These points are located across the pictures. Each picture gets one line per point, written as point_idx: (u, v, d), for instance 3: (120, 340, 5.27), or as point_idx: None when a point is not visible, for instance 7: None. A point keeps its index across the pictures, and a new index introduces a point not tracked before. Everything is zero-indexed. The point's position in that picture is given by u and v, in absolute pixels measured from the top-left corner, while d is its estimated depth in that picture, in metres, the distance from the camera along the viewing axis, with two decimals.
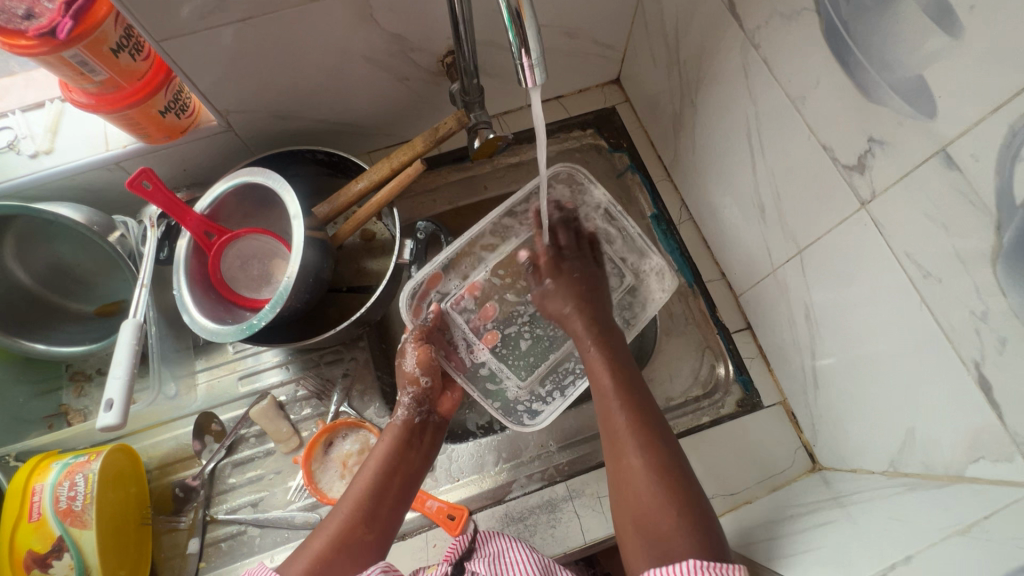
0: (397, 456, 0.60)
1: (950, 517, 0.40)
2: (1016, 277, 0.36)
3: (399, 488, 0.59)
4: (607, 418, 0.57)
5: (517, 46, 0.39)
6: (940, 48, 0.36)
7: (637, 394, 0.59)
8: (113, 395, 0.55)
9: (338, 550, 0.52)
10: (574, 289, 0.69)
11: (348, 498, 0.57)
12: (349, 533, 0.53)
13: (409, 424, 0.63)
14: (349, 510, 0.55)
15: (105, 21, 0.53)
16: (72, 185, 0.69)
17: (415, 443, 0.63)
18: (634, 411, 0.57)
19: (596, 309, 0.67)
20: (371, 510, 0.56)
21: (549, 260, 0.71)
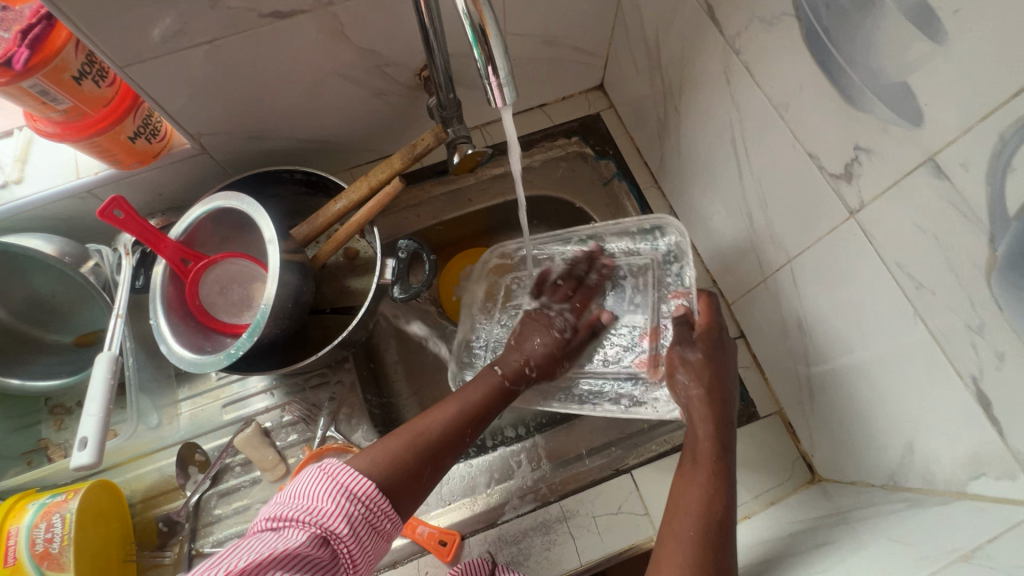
0: (483, 401, 0.60)
1: (954, 538, 0.38)
2: (1012, 289, 0.34)
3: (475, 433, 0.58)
4: (672, 529, 0.50)
5: (483, 64, 0.39)
6: (923, 54, 0.35)
7: (717, 513, 0.50)
8: (86, 432, 0.53)
9: (412, 455, 0.52)
10: (710, 384, 0.59)
11: (433, 416, 0.56)
12: (425, 447, 0.53)
13: (505, 378, 0.63)
14: (441, 423, 0.56)
15: (65, 48, 0.52)
16: (44, 214, 0.67)
17: (503, 397, 0.62)
18: (700, 533, 0.48)
19: (725, 406, 0.58)
20: (449, 444, 0.55)
21: (705, 343, 0.62)
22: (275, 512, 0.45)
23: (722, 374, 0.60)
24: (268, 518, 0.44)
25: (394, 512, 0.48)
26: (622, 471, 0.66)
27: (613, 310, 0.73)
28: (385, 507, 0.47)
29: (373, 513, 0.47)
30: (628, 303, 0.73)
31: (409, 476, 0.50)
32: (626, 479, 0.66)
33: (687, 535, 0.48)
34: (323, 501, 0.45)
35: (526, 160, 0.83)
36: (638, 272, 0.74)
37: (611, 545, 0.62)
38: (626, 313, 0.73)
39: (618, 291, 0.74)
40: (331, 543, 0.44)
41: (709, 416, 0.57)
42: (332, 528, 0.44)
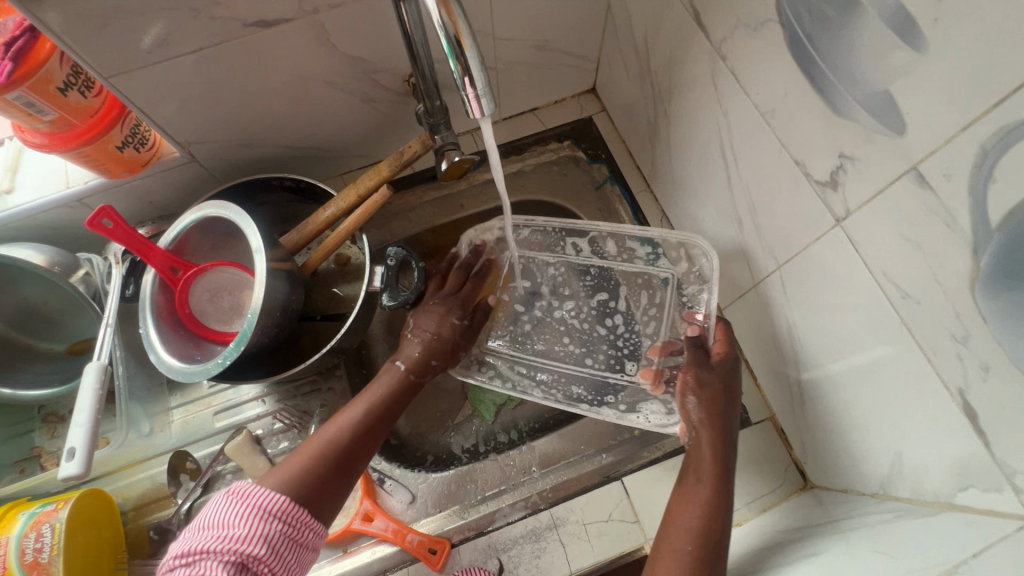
0: (390, 395, 0.60)
1: (940, 552, 0.38)
2: (996, 301, 0.34)
3: (386, 426, 0.59)
4: (666, 542, 0.52)
5: (460, 74, 0.38)
6: (905, 62, 0.34)
7: (714, 535, 0.51)
8: (74, 443, 0.53)
9: (321, 463, 0.53)
10: (719, 414, 0.58)
11: (341, 420, 0.57)
12: (331, 453, 0.54)
13: (409, 372, 0.62)
14: (352, 424, 0.57)
15: (48, 60, 0.52)
16: (35, 223, 0.67)
17: (410, 389, 0.62)
18: (696, 548, 0.50)
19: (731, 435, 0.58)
20: (357, 446, 0.56)
21: (722, 372, 0.60)
22: (183, 548, 0.44)
23: (731, 402, 0.59)
24: (177, 556, 0.44)
25: (315, 521, 0.50)
26: (614, 478, 0.66)
27: (626, 317, 0.73)
28: (305, 519, 0.49)
29: (292, 527, 0.48)
30: (641, 315, 0.72)
31: (322, 484, 0.52)
32: (617, 486, 0.65)
33: (683, 552, 0.50)
34: (236, 526, 0.46)
35: (519, 163, 0.82)
36: (654, 287, 0.73)
37: (601, 552, 0.62)
38: (638, 324, 0.72)
39: (631, 302, 0.73)
40: (250, 567, 0.44)
41: (716, 442, 0.57)
42: (247, 552, 0.44)
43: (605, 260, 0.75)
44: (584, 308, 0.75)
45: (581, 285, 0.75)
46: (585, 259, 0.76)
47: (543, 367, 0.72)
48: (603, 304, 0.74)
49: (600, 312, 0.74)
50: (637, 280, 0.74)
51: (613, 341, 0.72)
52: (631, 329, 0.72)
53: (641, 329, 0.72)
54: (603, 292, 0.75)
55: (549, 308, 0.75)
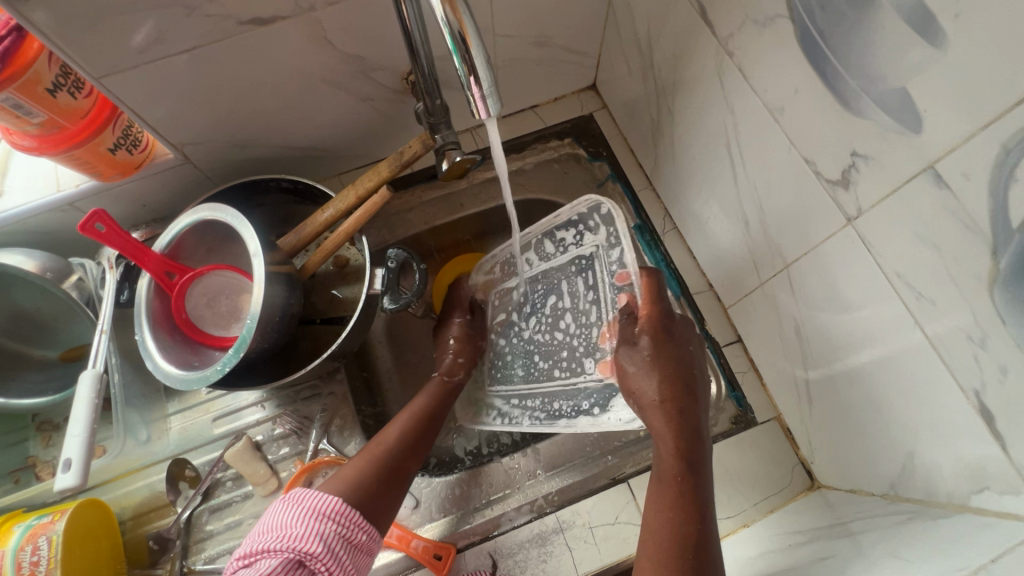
0: (434, 402, 0.65)
1: (957, 556, 0.37)
2: (1017, 303, 0.33)
3: (433, 435, 0.62)
4: (651, 536, 0.51)
5: (465, 73, 0.37)
6: (923, 59, 0.33)
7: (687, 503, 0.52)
8: (70, 454, 0.52)
9: (379, 464, 0.56)
10: (662, 378, 0.58)
11: (391, 427, 0.60)
12: (388, 457, 0.57)
13: (443, 375, 0.69)
14: (400, 431, 0.60)
15: (36, 60, 0.50)
16: (26, 228, 0.66)
17: (447, 398, 0.67)
18: (672, 549, 0.49)
19: (682, 414, 0.57)
20: (408, 449, 0.59)
21: (649, 337, 0.61)
22: (246, 550, 0.46)
23: (674, 364, 0.59)
24: (241, 556, 0.46)
25: (368, 524, 0.51)
26: (619, 481, 0.65)
27: (575, 308, 0.71)
28: (357, 520, 0.50)
29: (347, 528, 0.49)
30: (584, 301, 0.71)
31: (382, 483, 0.54)
32: (623, 488, 0.65)
33: (666, 546, 0.49)
34: (294, 527, 0.47)
35: (519, 162, 0.81)
36: (586, 265, 0.72)
37: (608, 556, 0.61)
38: (584, 313, 0.70)
39: (573, 292, 0.72)
40: (306, 565, 0.46)
41: (663, 409, 0.57)
42: (304, 549, 0.46)
43: (549, 257, 0.73)
44: (543, 317, 0.73)
45: (537, 288, 0.74)
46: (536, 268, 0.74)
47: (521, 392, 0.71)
48: (562, 308, 0.72)
49: (552, 314, 0.72)
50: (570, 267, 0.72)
51: (572, 344, 0.70)
52: (583, 325, 0.70)
53: (588, 320, 0.70)
54: (556, 291, 0.73)
55: (517, 333, 0.75)
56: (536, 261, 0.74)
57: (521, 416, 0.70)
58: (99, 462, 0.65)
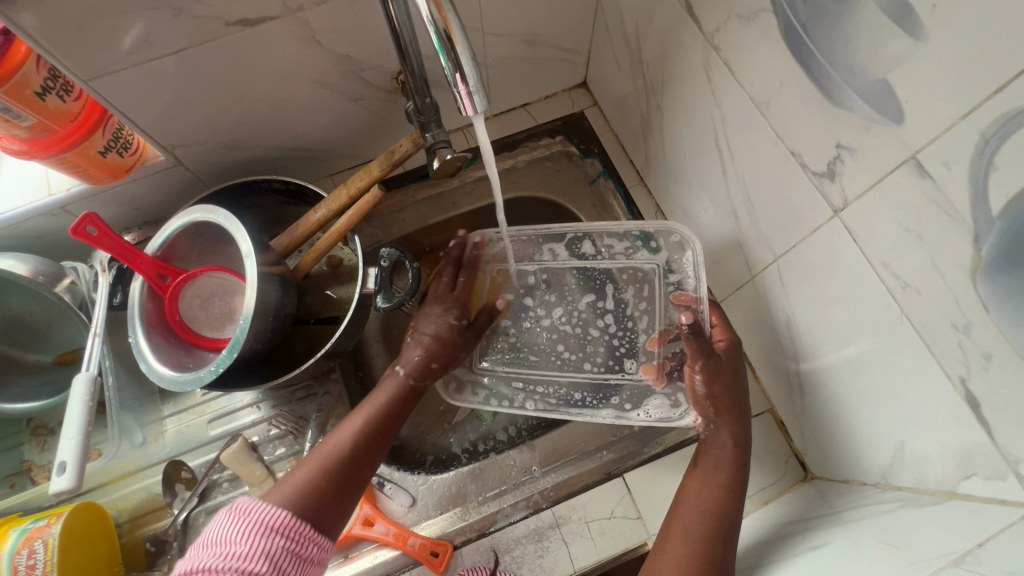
0: (392, 400, 0.60)
1: (945, 542, 0.38)
2: (998, 290, 0.33)
3: (390, 433, 0.59)
4: (664, 549, 0.52)
5: (451, 71, 0.37)
6: (902, 50, 0.34)
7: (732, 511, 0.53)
8: (65, 457, 0.52)
9: (325, 475, 0.53)
10: (729, 399, 0.60)
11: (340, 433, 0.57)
12: (334, 468, 0.54)
13: (409, 376, 0.63)
14: (347, 437, 0.56)
15: (24, 64, 0.50)
16: (16, 233, 0.65)
17: (412, 394, 0.63)
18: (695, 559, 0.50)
19: (744, 421, 0.59)
20: (355, 454, 0.55)
21: (726, 357, 0.62)
22: (189, 565, 0.44)
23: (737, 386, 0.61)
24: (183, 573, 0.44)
25: (319, 536, 0.49)
26: (615, 475, 0.65)
27: (621, 314, 0.72)
28: (310, 533, 0.49)
29: (295, 543, 0.47)
30: (634, 310, 0.72)
31: (330, 495, 0.52)
32: (618, 483, 0.65)
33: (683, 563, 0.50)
34: (239, 544, 0.45)
35: (511, 160, 0.81)
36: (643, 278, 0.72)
37: (604, 550, 0.62)
38: (631, 319, 0.72)
39: (620, 300, 0.73)
40: None
41: (724, 424, 0.59)
42: (250, 568, 0.44)
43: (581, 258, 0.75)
44: (573, 315, 0.74)
45: (566, 288, 0.75)
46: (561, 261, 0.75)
47: (531, 379, 0.72)
48: (599, 309, 0.73)
49: (586, 316, 0.73)
50: (624, 275, 0.73)
51: (606, 341, 0.72)
52: (625, 325, 0.72)
53: (634, 324, 0.72)
54: (587, 294, 0.74)
55: (532, 317, 0.74)
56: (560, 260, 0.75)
57: (523, 399, 0.71)
58: (94, 465, 0.65)
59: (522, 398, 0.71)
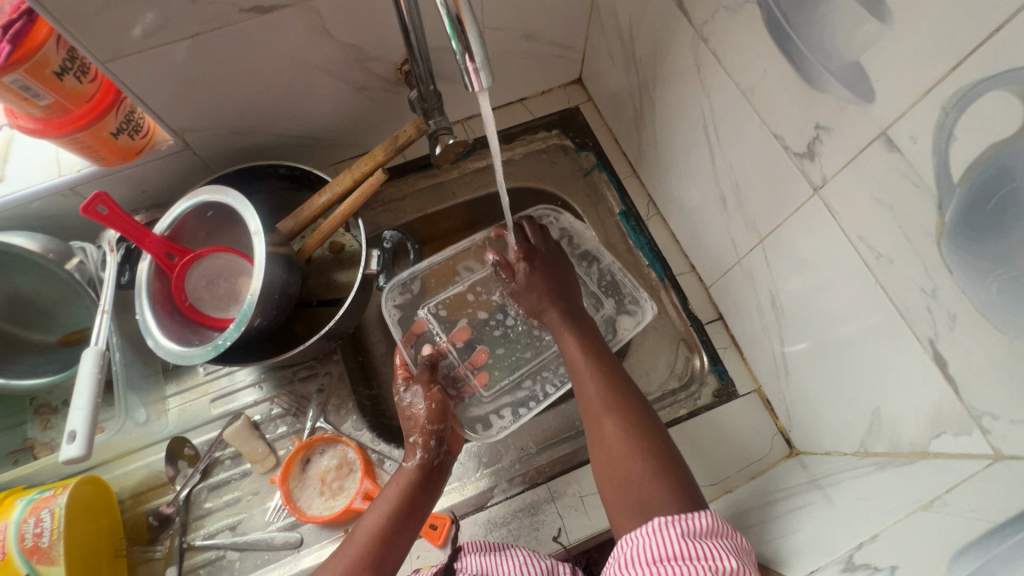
0: (405, 504, 0.57)
1: (917, 492, 0.41)
2: (960, 253, 0.37)
3: (410, 533, 0.56)
4: (603, 439, 0.57)
5: (460, 52, 0.40)
6: (873, 33, 0.37)
7: (595, 349, 0.65)
8: (75, 426, 0.53)
9: None
10: (546, 285, 0.70)
11: (347, 548, 0.54)
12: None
13: (420, 469, 0.60)
14: (352, 557, 0.52)
15: (46, 43, 0.52)
16: (26, 213, 0.67)
17: (426, 496, 0.59)
18: (627, 433, 0.56)
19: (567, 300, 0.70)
20: (374, 563, 0.53)
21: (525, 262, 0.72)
22: None
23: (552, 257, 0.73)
24: None
25: None
26: None
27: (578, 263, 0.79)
28: None
29: None
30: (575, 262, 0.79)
31: None
32: None
33: (619, 443, 0.55)
34: None
35: (508, 152, 0.84)
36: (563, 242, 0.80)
37: (599, 523, 0.63)
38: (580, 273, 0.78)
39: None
40: None
41: (550, 302, 0.69)
42: None
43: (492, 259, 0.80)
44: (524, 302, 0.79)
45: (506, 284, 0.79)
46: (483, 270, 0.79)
47: (538, 367, 0.74)
48: None
49: None
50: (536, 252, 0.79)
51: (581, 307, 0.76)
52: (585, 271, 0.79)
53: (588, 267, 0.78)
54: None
55: (494, 322, 0.77)
56: (479, 267, 0.79)
57: (533, 395, 0.72)
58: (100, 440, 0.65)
59: (541, 391, 0.72)
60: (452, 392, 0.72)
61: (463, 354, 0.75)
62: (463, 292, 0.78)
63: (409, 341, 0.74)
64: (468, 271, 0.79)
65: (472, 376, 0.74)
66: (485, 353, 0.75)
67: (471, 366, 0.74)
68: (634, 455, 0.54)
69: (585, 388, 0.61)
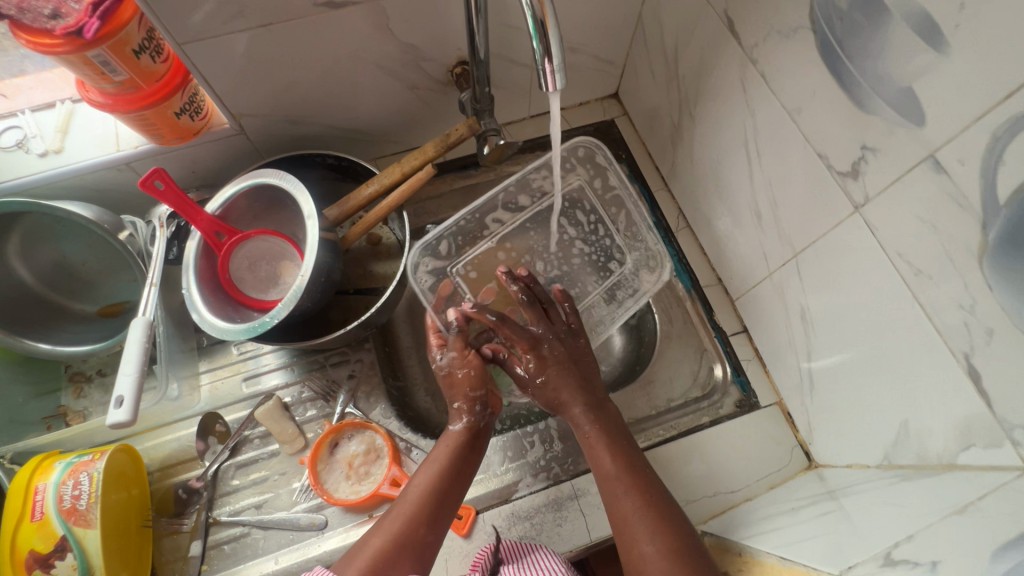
0: (456, 460, 0.59)
1: (948, 500, 0.42)
2: (1001, 270, 0.39)
3: (461, 486, 0.58)
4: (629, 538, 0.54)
5: (540, 54, 0.42)
6: (928, 61, 0.40)
7: (611, 430, 0.62)
8: (124, 391, 0.54)
9: (393, 547, 0.53)
10: (565, 370, 0.65)
11: (405, 501, 0.56)
12: (409, 536, 0.54)
13: (467, 430, 0.62)
14: (410, 511, 0.55)
15: (129, 23, 0.54)
16: (81, 185, 0.69)
17: (472, 450, 0.61)
18: (653, 516, 0.54)
19: (591, 388, 0.65)
20: (431, 512, 0.56)
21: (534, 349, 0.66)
22: None
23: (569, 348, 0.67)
24: None
25: None
26: None
27: (587, 231, 0.78)
28: None
29: None
30: (591, 225, 0.78)
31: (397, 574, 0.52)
32: None
33: (644, 537, 0.53)
34: None
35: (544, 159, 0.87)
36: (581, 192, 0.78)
37: None
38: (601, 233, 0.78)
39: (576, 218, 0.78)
40: None
41: (568, 391, 0.64)
42: None
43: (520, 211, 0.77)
44: (549, 256, 0.79)
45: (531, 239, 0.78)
46: (514, 222, 0.77)
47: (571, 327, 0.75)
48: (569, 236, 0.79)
49: (582, 237, 0.78)
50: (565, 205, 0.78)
51: (586, 262, 0.79)
52: (597, 235, 0.78)
53: (602, 228, 0.78)
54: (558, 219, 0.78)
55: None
56: (508, 223, 0.77)
57: None
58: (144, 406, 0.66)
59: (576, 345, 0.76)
60: None
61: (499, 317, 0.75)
62: (495, 249, 0.77)
63: (438, 305, 0.72)
64: (497, 226, 0.76)
65: None
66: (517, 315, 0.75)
67: None
68: (665, 548, 0.52)
69: (602, 464, 0.60)
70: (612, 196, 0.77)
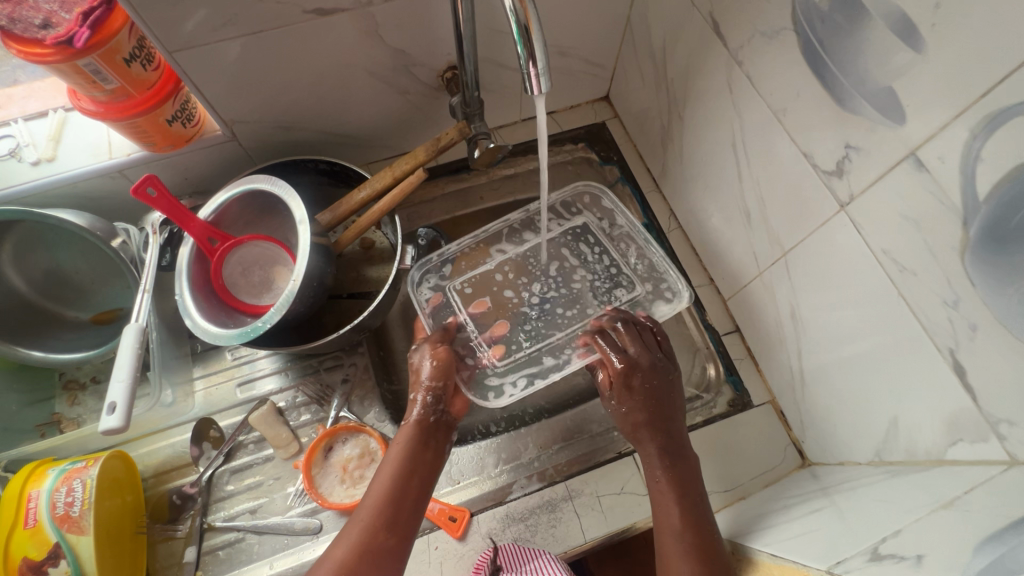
0: (412, 458, 0.59)
1: (936, 495, 0.43)
2: (982, 266, 0.39)
3: (419, 485, 0.58)
4: None
5: (524, 58, 0.43)
6: (906, 61, 0.40)
7: (680, 475, 0.59)
8: (116, 398, 0.54)
9: (357, 557, 0.51)
10: (649, 406, 0.63)
11: (365, 508, 0.55)
12: (370, 543, 0.52)
13: (422, 423, 0.62)
14: (369, 518, 0.54)
15: (120, 32, 0.55)
16: (74, 192, 0.69)
17: (430, 449, 0.61)
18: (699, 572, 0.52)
19: (671, 433, 0.62)
20: (391, 515, 0.55)
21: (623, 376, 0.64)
22: None
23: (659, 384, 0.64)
24: None
25: None
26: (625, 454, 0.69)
27: (592, 262, 0.78)
28: None
29: None
30: (593, 256, 0.78)
31: None
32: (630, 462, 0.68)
33: None
34: None
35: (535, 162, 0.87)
36: (585, 230, 0.80)
37: (615, 523, 0.64)
38: (608, 264, 0.78)
39: (581, 251, 0.79)
40: None
41: (646, 428, 0.62)
42: None
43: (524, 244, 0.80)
44: (548, 281, 0.78)
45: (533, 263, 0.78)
46: (516, 251, 0.79)
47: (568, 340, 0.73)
48: (573, 264, 0.78)
49: (586, 262, 0.78)
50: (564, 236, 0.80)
51: (590, 285, 0.77)
52: (609, 267, 0.78)
53: (613, 259, 0.78)
54: (566, 249, 0.79)
55: (519, 302, 0.76)
56: (511, 251, 0.79)
57: (558, 367, 0.71)
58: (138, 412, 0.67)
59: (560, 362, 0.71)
60: (467, 362, 0.71)
61: (482, 329, 0.74)
62: (492, 271, 0.77)
63: (431, 311, 0.75)
64: (501, 254, 0.79)
65: (488, 350, 0.72)
66: (507, 326, 0.74)
67: (491, 338, 0.73)
68: None
69: (669, 514, 0.57)
70: (624, 234, 0.79)
